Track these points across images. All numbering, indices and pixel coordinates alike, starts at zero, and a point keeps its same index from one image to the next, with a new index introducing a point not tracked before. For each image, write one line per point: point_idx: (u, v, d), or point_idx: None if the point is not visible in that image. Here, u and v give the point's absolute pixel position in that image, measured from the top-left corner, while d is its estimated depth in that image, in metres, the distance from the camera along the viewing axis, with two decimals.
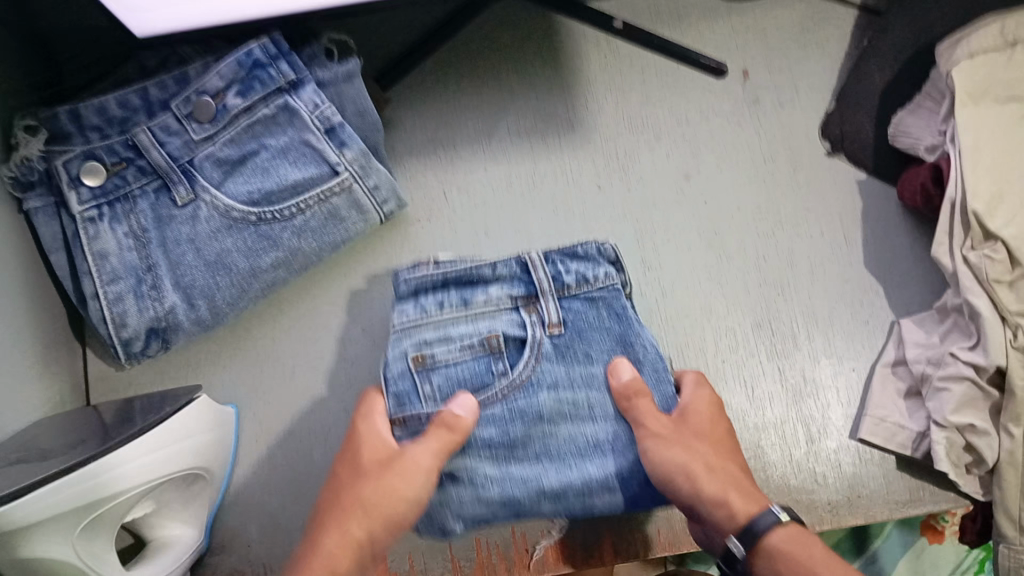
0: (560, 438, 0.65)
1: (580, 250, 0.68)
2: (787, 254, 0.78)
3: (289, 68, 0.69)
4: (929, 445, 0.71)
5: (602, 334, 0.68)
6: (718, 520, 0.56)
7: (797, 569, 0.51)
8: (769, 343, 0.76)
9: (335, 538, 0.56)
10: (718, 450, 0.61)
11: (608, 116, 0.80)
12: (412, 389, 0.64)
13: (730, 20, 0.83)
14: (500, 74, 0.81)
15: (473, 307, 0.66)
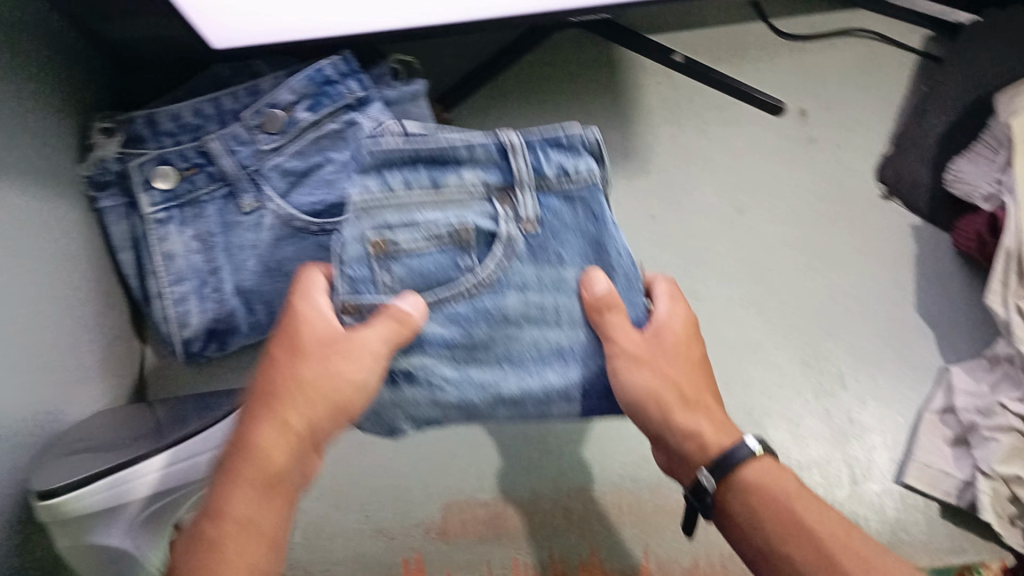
0: (524, 344, 0.57)
1: (565, 140, 0.57)
2: (837, 294, 0.78)
3: (356, 87, 0.71)
4: (974, 495, 0.69)
5: (581, 237, 0.58)
6: (688, 451, 0.53)
7: (769, 503, 0.49)
8: (815, 381, 0.76)
9: (269, 432, 0.50)
10: (691, 376, 0.56)
11: (665, 147, 0.82)
12: (368, 277, 0.55)
13: (790, 60, 0.84)
14: (559, 100, 0.82)
15: (444, 191, 0.56)
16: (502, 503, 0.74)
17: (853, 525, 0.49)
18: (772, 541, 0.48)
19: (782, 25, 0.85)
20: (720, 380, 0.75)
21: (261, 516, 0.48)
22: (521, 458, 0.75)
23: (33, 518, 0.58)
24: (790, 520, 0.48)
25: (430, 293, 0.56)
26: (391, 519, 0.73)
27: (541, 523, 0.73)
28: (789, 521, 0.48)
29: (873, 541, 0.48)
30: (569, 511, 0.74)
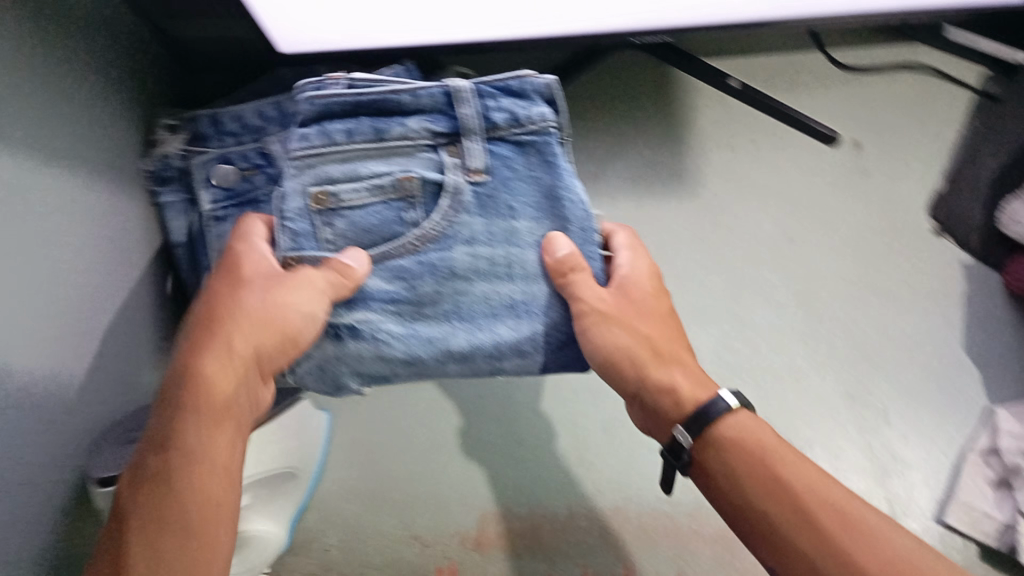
0: (474, 297, 0.59)
1: (516, 85, 0.59)
2: (884, 327, 0.78)
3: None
4: (1016, 538, 0.68)
5: (530, 184, 0.61)
6: (664, 406, 0.55)
7: (753, 461, 0.51)
8: (858, 415, 0.75)
9: (213, 361, 0.52)
10: (661, 327, 0.58)
11: (717, 172, 0.82)
12: (309, 230, 0.58)
13: (845, 90, 0.84)
14: (613, 118, 0.83)
15: (388, 141, 0.59)
16: (537, 518, 0.74)
17: (829, 477, 0.50)
18: (746, 490, 0.51)
19: (839, 56, 0.86)
20: (761, 407, 0.75)
21: (219, 442, 0.50)
22: (558, 474, 0.76)
23: (84, 501, 0.59)
24: (762, 470, 0.51)
25: (377, 244, 0.59)
26: (426, 527, 0.73)
27: (574, 541, 0.73)
28: (760, 470, 0.51)
29: (843, 488, 0.50)
30: (603, 530, 0.74)
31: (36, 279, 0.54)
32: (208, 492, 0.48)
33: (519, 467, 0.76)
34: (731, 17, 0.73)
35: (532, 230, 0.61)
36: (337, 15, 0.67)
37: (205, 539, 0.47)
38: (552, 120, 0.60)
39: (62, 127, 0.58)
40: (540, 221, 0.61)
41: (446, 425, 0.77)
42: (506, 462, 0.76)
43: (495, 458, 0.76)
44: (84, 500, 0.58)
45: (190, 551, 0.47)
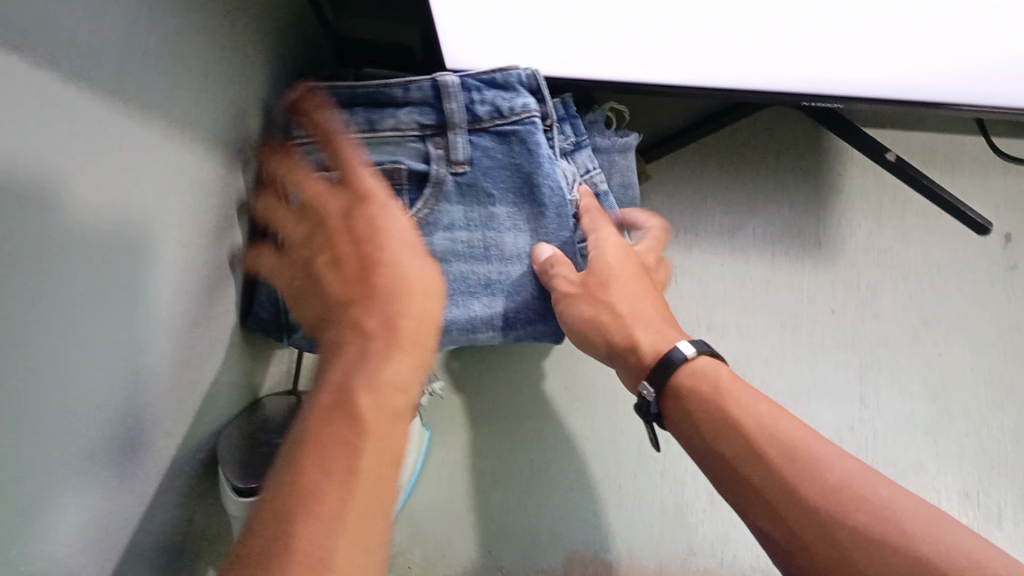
0: (451, 275, 0.63)
1: (500, 78, 0.62)
2: (1013, 431, 0.74)
3: (572, 131, 0.70)
4: None
5: (511, 171, 0.64)
6: (630, 364, 0.57)
7: (705, 407, 0.51)
8: (973, 516, 0.71)
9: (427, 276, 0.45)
10: (630, 290, 0.61)
11: (859, 244, 0.80)
12: None
13: (1004, 181, 0.82)
14: (760, 173, 0.83)
15: (380, 131, 0.62)
16: (625, 567, 0.72)
17: (778, 407, 0.50)
18: (705, 437, 0.50)
19: (1001, 144, 0.84)
20: None
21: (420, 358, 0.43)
22: (654, 525, 0.74)
23: (204, 482, 0.59)
24: (715, 415, 0.50)
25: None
26: (511, 558, 0.72)
27: None
28: (713, 415, 0.50)
29: (799, 422, 0.49)
30: None
31: (210, 266, 0.56)
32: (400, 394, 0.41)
33: (617, 513, 0.74)
34: (898, 92, 0.71)
35: (511, 214, 0.64)
36: (513, 44, 0.67)
37: (387, 461, 0.39)
38: (535, 110, 0.63)
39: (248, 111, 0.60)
40: (517, 206, 0.64)
41: (547, 456, 0.76)
42: (603, 504, 0.75)
43: (593, 498, 0.75)
44: (209, 484, 0.59)
45: (379, 461, 0.38)
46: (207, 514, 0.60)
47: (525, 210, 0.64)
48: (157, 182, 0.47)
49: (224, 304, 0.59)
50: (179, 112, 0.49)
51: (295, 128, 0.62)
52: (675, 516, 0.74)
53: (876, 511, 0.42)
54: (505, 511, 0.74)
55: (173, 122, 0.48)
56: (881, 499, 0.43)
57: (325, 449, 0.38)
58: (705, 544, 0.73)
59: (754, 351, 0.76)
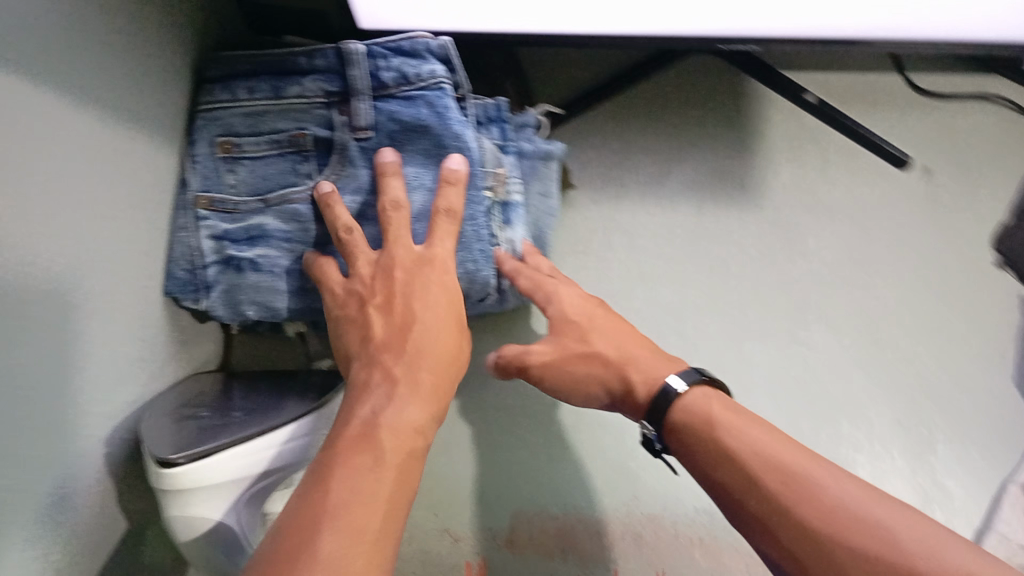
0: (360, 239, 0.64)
1: (408, 46, 0.63)
2: (940, 358, 0.76)
3: (498, 133, 0.72)
4: None
5: (420, 133, 0.64)
6: (630, 408, 0.60)
7: (702, 440, 0.53)
8: (905, 442, 0.73)
9: (447, 333, 0.57)
10: (612, 330, 0.63)
11: (785, 186, 0.81)
12: (217, 175, 0.62)
13: (922, 116, 0.84)
14: (682, 121, 0.83)
15: (286, 98, 0.63)
16: (573, 518, 0.73)
17: (768, 431, 0.52)
18: (705, 467, 0.53)
19: (917, 79, 0.85)
20: (809, 427, 0.73)
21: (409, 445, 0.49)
22: (598, 477, 0.75)
23: (137, 465, 0.58)
24: (711, 446, 0.52)
25: (274, 192, 0.62)
26: (459, 520, 0.73)
27: (608, 546, 0.72)
28: (711, 447, 0.52)
29: (794, 445, 0.51)
30: (638, 536, 0.73)
31: (122, 242, 0.54)
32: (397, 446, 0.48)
33: (563, 468, 0.75)
34: (818, 31, 0.71)
35: (419, 175, 0.65)
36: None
37: (405, 490, 0.46)
38: (443, 76, 0.63)
39: (159, 81, 0.58)
40: (427, 166, 0.65)
41: (489, 418, 0.76)
42: (547, 460, 0.75)
43: (538, 455, 0.75)
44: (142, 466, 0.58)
45: (397, 488, 0.46)
46: (145, 496, 0.59)
47: (431, 171, 0.65)
48: (60, 158, 0.46)
49: (142, 280, 0.57)
50: (74, 83, 0.47)
51: (205, 95, 0.63)
52: (619, 467, 0.75)
53: (870, 532, 0.44)
54: (450, 475, 0.74)
55: (75, 93, 0.47)
56: (875, 517, 0.45)
57: (360, 469, 0.45)
58: (648, 490, 0.74)
59: (687, 299, 0.77)
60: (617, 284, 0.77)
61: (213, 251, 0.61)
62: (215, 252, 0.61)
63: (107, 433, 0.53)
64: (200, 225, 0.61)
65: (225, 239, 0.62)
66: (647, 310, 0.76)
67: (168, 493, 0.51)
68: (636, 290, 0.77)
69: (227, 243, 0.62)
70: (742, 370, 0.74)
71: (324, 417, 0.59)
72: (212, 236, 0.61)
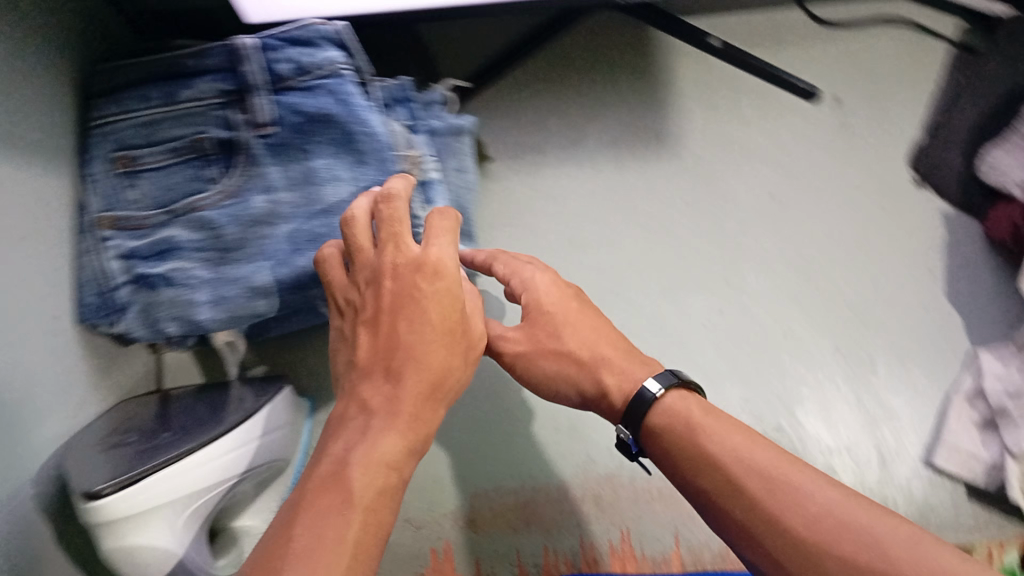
0: (277, 238, 0.62)
1: (300, 34, 0.62)
2: (873, 283, 0.76)
3: (407, 114, 0.70)
4: (1003, 477, 0.67)
5: (325, 123, 0.62)
6: (604, 408, 0.55)
7: (688, 443, 0.49)
8: (848, 368, 0.73)
9: (436, 351, 0.51)
10: (588, 328, 0.58)
11: (701, 134, 0.82)
12: (116, 192, 0.60)
13: (825, 48, 0.85)
14: (592, 81, 0.83)
15: (181, 103, 0.61)
16: (532, 490, 0.73)
17: (753, 438, 0.49)
18: (684, 475, 0.49)
19: (816, 12, 0.86)
20: (752, 366, 0.73)
21: (388, 477, 0.46)
22: (552, 445, 0.75)
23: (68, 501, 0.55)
24: (691, 453, 0.49)
25: (178, 202, 0.60)
26: (419, 508, 0.72)
27: (572, 511, 0.72)
28: (692, 453, 0.49)
29: (779, 453, 0.48)
30: (599, 497, 0.73)
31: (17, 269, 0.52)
32: (368, 474, 0.45)
33: (513, 441, 0.75)
34: None
35: (330, 166, 0.63)
36: None
37: (376, 528, 0.44)
38: (341, 63, 0.63)
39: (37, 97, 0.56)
40: (336, 156, 0.64)
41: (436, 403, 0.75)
42: (500, 437, 0.75)
43: (487, 432, 0.75)
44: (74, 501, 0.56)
45: (369, 530, 0.43)
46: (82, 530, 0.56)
47: (343, 160, 0.64)
48: None
49: (51, 310, 0.55)
50: None
51: (95, 112, 0.61)
52: (570, 431, 0.75)
53: (862, 544, 0.42)
54: None
55: None
56: (866, 526, 0.43)
57: (321, 510, 0.43)
58: (602, 451, 0.75)
59: (618, 256, 0.76)
60: (546, 250, 0.77)
61: (122, 271, 0.59)
62: (125, 272, 0.59)
63: (29, 470, 0.51)
64: (105, 246, 0.59)
65: (133, 257, 0.59)
66: (580, 273, 0.76)
67: (101, 528, 0.49)
68: (567, 253, 0.76)
69: (135, 261, 0.59)
70: (681, 320, 0.74)
71: (248, 431, 0.58)
72: (119, 256, 0.59)
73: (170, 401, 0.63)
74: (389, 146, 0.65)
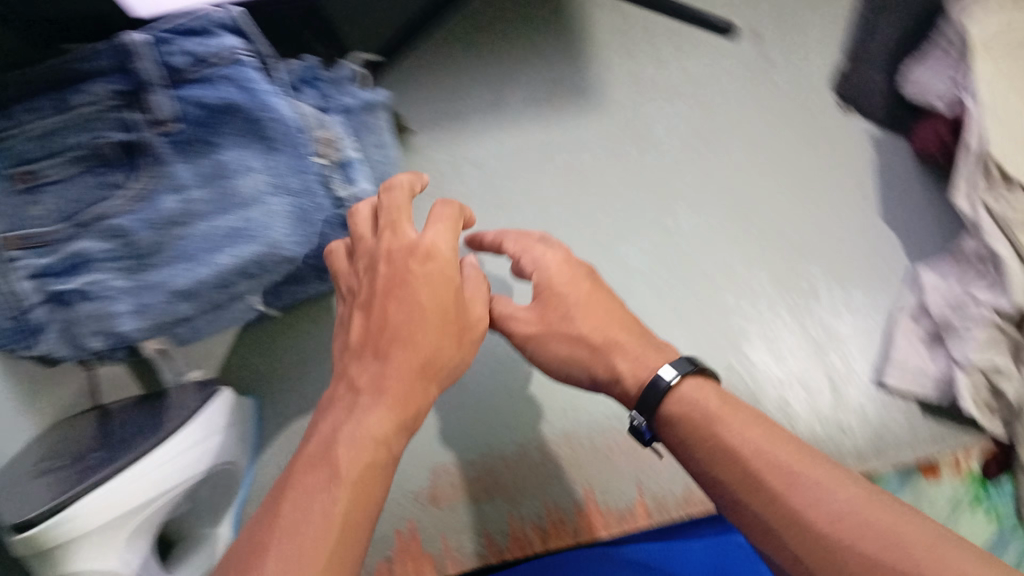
0: (194, 237, 0.61)
1: (193, 24, 0.60)
2: (807, 211, 0.76)
3: (316, 93, 0.70)
4: (952, 389, 0.67)
5: (229, 113, 0.61)
6: (620, 394, 0.49)
7: (702, 430, 0.44)
8: (790, 299, 0.73)
9: (426, 335, 0.48)
10: (598, 308, 0.51)
11: (621, 82, 0.81)
12: (14, 211, 0.56)
13: None
14: (506, 40, 0.82)
15: (74, 110, 0.57)
16: (490, 458, 0.72)
17: (776, 429, 0.43)
18: (699, 466, 0.43)
19: None
20: (696, 308, 0.73)
21: (376, 452, 0.43)
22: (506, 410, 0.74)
23: None
24: (702, 442, 0.43)
25: (85, 212, 0.57)
26: None
27: (534, 474, 0.71)
28: (705, 444, 0.43)
29: (804, 445, 0.42)
30: (559, 457, 0.72)
31: None
32: (355, 450, 0.43)
33: (470, 414, 0.72)
34: None
35: (240, 157, 0.62)
36: None
37: (368, 503, 0.41)
38: (238, 49, 0.61)
39: None
40: (245, 146, 0.62)
41: None
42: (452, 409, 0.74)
43: (440, 407, 0.73)
44: None
45: (357, 508, 0.40)
46: None
47: (252, 150, 0.63)
48: None
49: None
50: None
51: None
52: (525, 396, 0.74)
53: (887, 538, 0.36)
54: None
55: None
56: (893, 522, 0.37)
57: (304, 489, 0.40)
58: (566, 412, 0.73)
59: (551, 213, 0.75)
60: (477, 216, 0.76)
61: (35, 291, 0.56)
62: (38, 292, 0.57)
63: None
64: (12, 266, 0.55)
65: (45, 275, 0.57)
66: None
67: (33, 558, 0.48)
68: (498, 219, 0.75)
69: (47, 280, 0.57)
70: (620, 270, 0.74)
71: (186, 440, 0.56)
72: (29, 275, 0.56)
73: (107, 416, 0.61)
74: (301, 128, 0.64)
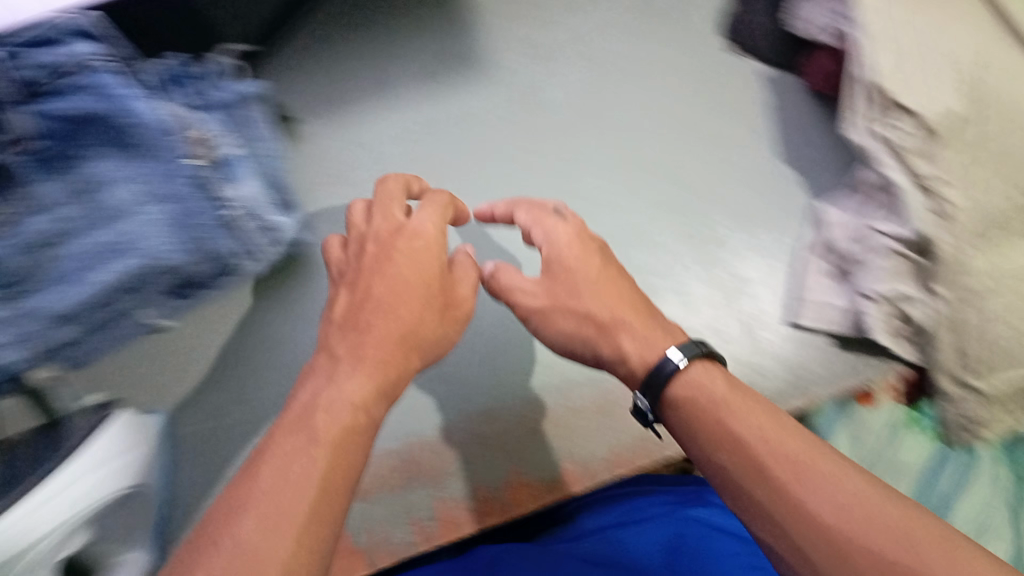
0: (68, 258, 0.59)
1: (43, 32, 0.55)
2: (702, 160, 0.77)
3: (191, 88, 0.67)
4: (860, 319, 0.69)
5: (90, 123, 0.59)
6: (621, 371, 0.52)
7: (701, 412, 0.47)
8: (695, 248, 0.73)
9: (410, 313, 0.50)
10: (604, 282, 0.54)
11: (511, 50, 0.80)
12: None
13: None
14: (382, 17, 0.80)
15: None
16: (410, 445, 0.68)
17: (782, 421, 0.46)
18: (699, 446, 0.47)
19: None
20: None
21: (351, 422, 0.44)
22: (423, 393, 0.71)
23: None
24: (711, 425, 0.46)
25: None
26: None
27: (457, 455, 0.68)
28: (706, 433, 0.46)
29: (812, 442, 0.45)
30: (483, 435, 0.69)
31: None
32: (334, 421, 0.43)
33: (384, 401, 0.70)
34: None
35: (108, 167, 0.61)
36: None
37: (345, 470, 0.42)
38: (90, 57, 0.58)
39: None
40: (112, 155, 0.61)
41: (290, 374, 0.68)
42: None
43: None
44: None
45: (333, 474, 0.41)
46: None
47: (121, 160, 0.61)
48: None
49: None
50: None
51: None
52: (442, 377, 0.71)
53: (887, 532, 0.40)
54: None
55: None
56: (891, 519, 0.40)
57: (279, 457, 0.41)
58: (489, 390, 0.71)
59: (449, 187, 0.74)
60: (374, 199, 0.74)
61: None
62: None
63: None
64: None
65: None
66: None
67: None
68: None
69: None
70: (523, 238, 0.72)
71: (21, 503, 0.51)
72: None
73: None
74: (168, 130, 0.63)
